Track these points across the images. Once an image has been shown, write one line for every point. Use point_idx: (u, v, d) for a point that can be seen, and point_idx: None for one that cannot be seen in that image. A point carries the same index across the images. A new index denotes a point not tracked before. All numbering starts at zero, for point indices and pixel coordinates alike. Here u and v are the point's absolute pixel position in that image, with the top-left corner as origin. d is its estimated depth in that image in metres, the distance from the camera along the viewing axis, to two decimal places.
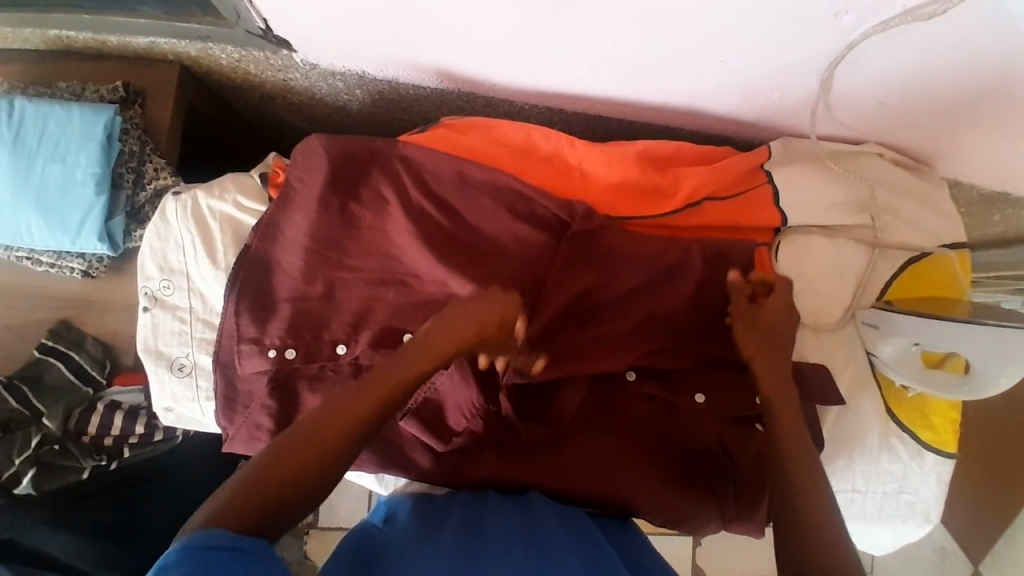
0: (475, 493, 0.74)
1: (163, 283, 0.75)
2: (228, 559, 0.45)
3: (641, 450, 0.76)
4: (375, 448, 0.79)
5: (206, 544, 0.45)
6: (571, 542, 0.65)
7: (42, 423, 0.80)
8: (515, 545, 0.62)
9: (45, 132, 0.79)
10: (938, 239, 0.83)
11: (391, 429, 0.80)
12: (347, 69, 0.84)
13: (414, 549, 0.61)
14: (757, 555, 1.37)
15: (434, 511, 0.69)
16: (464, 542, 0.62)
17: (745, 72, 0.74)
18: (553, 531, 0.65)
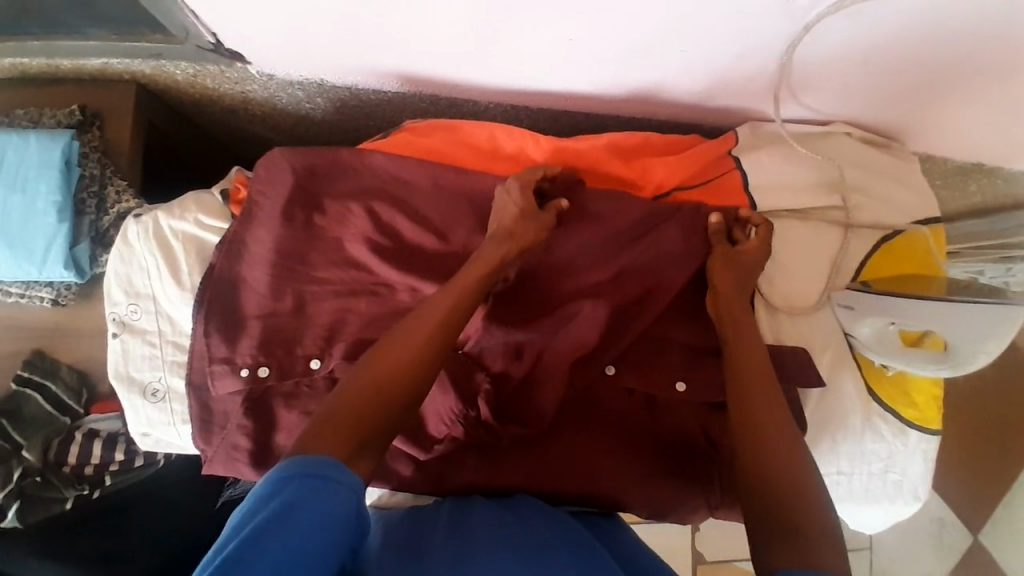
0: (460, 499, 0.74)
1: (130, 307, 0.74)
2: (320, 487, 0.47)
3: (622, 443, 0.76)
4: None
5: (303, 470, 0.48)
6: (562, 544, 0.64)
7: (22, 455, 0.78)
8: (502, 549, 0.62)
9: (2, 161, 0.78)
10: (911, 215, 0.82)
11: None
12: (305, 77, 0.83)
13: (392, 558, 0.61)
14: None
15: (422, 525, 0.69)
16: (451, 551, 0.62)
17: (706, 59, 0.73)
18: (543, 535, 0.65)
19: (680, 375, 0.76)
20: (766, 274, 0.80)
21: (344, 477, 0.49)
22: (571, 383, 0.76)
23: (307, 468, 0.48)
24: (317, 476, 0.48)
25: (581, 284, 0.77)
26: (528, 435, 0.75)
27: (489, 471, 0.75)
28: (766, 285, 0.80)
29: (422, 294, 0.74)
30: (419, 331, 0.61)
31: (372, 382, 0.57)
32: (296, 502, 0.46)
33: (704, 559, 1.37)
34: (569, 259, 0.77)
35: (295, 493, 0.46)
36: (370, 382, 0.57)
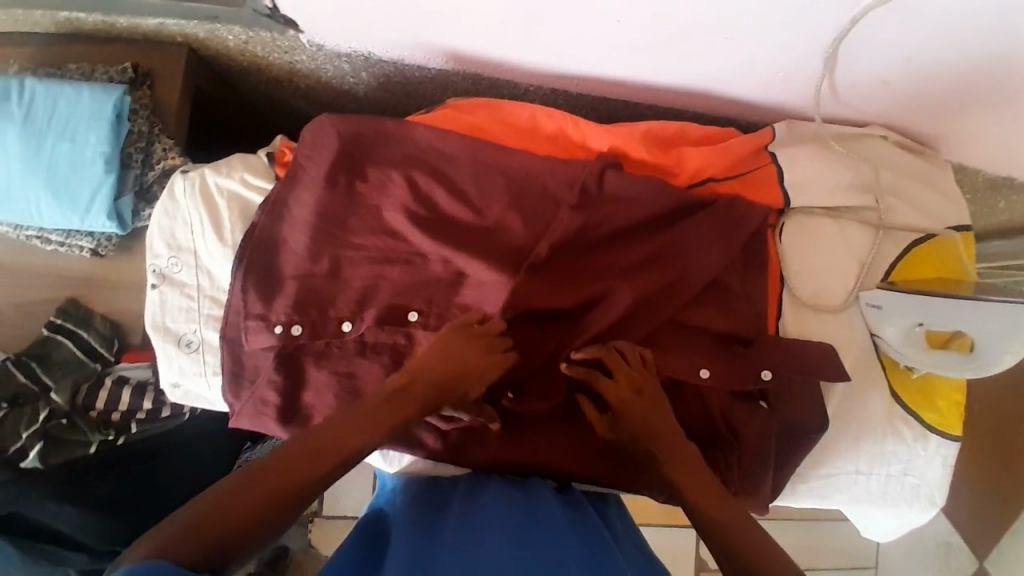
0: (477, 477, 0.76)
1: (171, 260, 0.76)
2: None
3: None
4: None
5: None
6: (569, 522, 0.68)
7: (49, 397, 0.80)
8: (514, 519, 0.66)
9: (54, 111, 0.80)
10: (942, 220, 0.82)
11: None
12: (353, 50, 0.85)
13: (412, 528, 0.66)
14: None
15: (437, 500, 0.73)
16: (464, 522, 0.66)
17: (750, 52, 0.74)
18: (553, 508, 0.69)
19: (707, 362, 0.76)
20: (795, 270, 0.81)
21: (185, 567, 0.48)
22: None
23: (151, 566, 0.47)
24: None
25: (613, 265, 0.78)
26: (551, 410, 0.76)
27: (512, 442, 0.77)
28: (794, 281, 0.81)
29: (455, 266, 0.76)
30: (314, 449, 0.61)
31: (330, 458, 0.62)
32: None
33: (706, 564, 1.39)
34: (601, 241, 0.78)
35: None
36: (234, 502, 0.56)
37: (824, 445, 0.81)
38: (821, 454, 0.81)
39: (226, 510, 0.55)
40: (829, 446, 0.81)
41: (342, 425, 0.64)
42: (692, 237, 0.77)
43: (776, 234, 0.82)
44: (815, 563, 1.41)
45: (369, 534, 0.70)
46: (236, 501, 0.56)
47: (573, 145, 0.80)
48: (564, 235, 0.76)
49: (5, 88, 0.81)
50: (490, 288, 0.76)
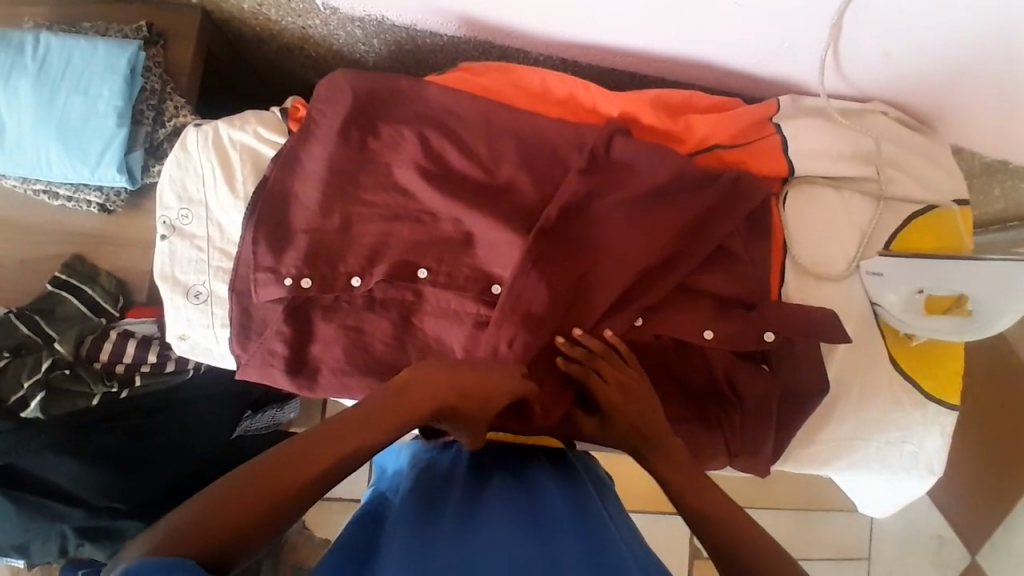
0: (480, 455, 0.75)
1: (182, 211, 0.76)
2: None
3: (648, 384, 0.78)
4: None
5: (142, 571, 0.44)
6: (572, 518, 0.65)
7: (53, 348, 0.80)
8: (513, 521, 0.63)
9: (68, 64, 0.80)
10: (941, 191, 0.84)
11: None
12: (367, 14, 0.85)
13: (411, 510, 0.64)
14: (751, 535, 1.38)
15: (438, 479, 0.71)
16: (462, 517, 0.64)
17: (758, 21, 0.75)
18: (553, 508, 0.65)
19: (713, 324, 0.77)
20: (798, 238, 0.83)
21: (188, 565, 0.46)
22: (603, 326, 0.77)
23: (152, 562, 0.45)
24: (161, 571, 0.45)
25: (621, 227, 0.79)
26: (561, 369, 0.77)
27: (517, 408, 0.77)
28: (797, 248, 0.82)
29: (465, 225, 0.77)
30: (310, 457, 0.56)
31: (343, 445, 0.58)
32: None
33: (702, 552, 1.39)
34: (611, 203, 0.78)
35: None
36: (236, 501, 0.52)
37: (826, 409, 0.82)
38: (822, 418, 0.82)
39: (218, 518, 0.51)
40: (830, 411, 0.82)
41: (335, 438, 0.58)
42: (700, 200, 0.78)
43: (780, 201, 0.83)
44: (812, 554, 1.38)
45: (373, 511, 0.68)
46: (238, 499, 0.52)
47: (582, 109, 0.82)
48: (574, 196, 0.76)
49: (20, 42, 0.81)
50: (500, 246, 0.77)
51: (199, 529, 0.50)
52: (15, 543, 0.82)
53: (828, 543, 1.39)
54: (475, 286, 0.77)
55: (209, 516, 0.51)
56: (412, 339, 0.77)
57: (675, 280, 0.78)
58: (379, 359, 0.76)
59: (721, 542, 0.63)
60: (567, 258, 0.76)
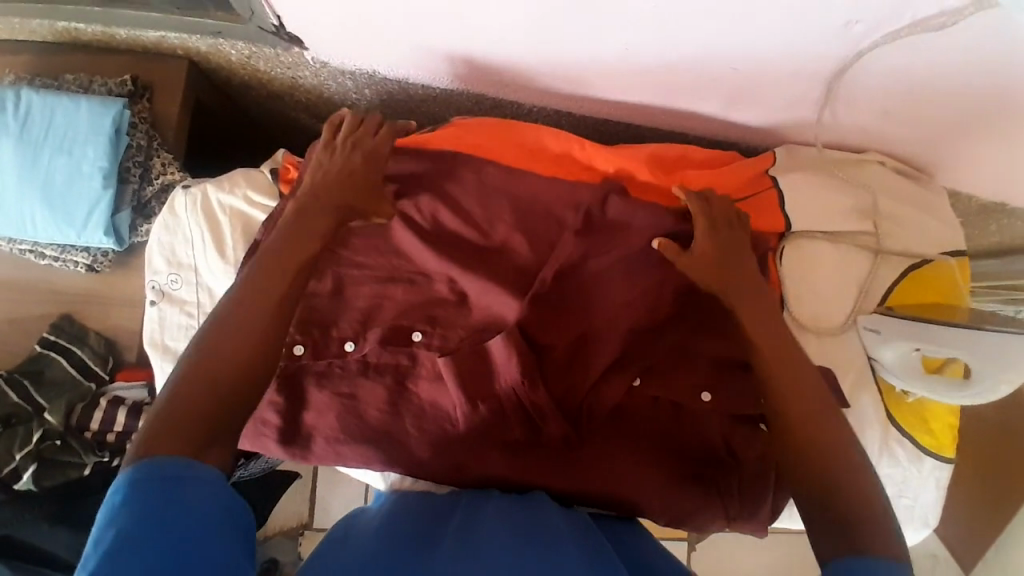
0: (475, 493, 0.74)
1: (171, 276, 0.76)
2: (168, 483, 0.48)
3: (642, 448, 0.78)
4: (379, 445, 0.75)
5: (151, 472, 0.48)
6: (572, 538, 0.65)
7: (43, 418, 0.80)
8: (509, 537, 0.63)
9: (51, 123, 0.79)
10: (938, 244, 0.84)
11: (395, 428, 0.76)
12: (358, 68, 0.84)
13: (404, 535, 0.64)
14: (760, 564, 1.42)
15: (427, 506, 0.71)
16: (457, 537, 0.63)
17: (753, 78, 0.75)
18: (554, 528, 0.65)
19: (711, 388, 0.77)
20: (796, 295, 0.82)
21: (207, 479, 0.49)
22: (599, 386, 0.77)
23: (159, 469, 0.48)
24: (172, 477, 0.48)
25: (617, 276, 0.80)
26: (563, 434, 0.77)
27: (514, 470, 0.76)
28: (794, 305, 0.82)
29: (460, 287, 0.78)
30: (238, 336, 0.58)
31: (262, 302, 0.60)
32: (151, 534, 0.45)
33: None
34: (609, 265, 0.77)
35: (150, 497, 0.47)
36: (204, 385, 0.55)
37: None
38: None
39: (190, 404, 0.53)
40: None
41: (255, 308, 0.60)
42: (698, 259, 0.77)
43: (776, 257, 0.82)
44: None
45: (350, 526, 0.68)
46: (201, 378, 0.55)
47: (577, 166, 0.80)
48: (568, 259, 0.77)
49: (1, 99, 0.79)
50: (494, 308, 0.77)
51: (180, 418, 0.52)
52: None
53: None
54: (465, 346, 0.77)
55: (182, 412, 0.52)
56: (407, 405, 0.77)
57: (670, 339, 0.78)
58: (374, 424, 0.76)
59: (841, 479, 0.56)
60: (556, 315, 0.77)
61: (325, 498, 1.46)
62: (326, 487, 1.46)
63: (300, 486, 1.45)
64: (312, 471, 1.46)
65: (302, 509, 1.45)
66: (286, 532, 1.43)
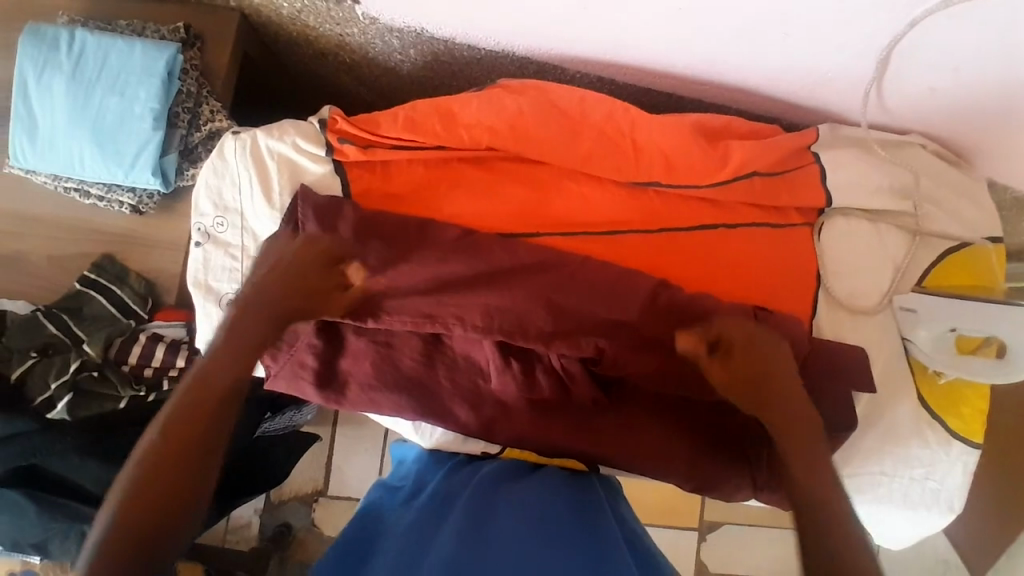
0: (505, 466, 0.79)
1: (217, 219, 0.76)
2: None
3: (667, 413, 0.79)
4: (415, 395, 0.77)
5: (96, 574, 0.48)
6: (581, 534, 0.66)
7: (81, 349, 0.81)
8: (523, 532, 0.65)
9: (105, 64, 0.80)
10: (977, 229, 0.83)
11: (431, 380, 0.77)
12: (406, 25, 0.85)
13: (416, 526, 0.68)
14: (749, 553, 1.50)
15: (448, 492, 0.75)
16: (469, 525, 0.66)
17: (803, 49, 0.74)
18: (564, 525, 0.67)
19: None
20: (833, 271, 0.82)
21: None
22: (638, 355, 0.75)
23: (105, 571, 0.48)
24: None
25: (649, 238, 0.80)
26: (593, 398, 0.78)
27: (545, 426, 0.79)
28: (831, 281, 0.82)
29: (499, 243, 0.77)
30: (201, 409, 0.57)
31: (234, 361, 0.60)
32: None
33: (708, 568, 1.50)
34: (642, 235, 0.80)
35: None
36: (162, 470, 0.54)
37: (850, 445, 0.82)
38: (848, 453, 0.82)
39: (147, 493, 0.52)
40: (850, 449, 0.82)
41: (224, 359, 0.59)
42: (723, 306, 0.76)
43: (813, 233, 0.83)
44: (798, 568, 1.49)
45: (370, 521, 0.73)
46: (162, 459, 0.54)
47: (621, 131, 0.80)
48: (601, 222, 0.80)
49: (55, 38, 0.81)
50: (533, 269, 0.76)
51: (134, 511, 0.52)
52: (33, 542, 0.85)
53: None
54: (496, 307, 0.74)
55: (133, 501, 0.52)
56: (441, 359, 0.77)
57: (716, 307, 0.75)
58: (410, 378, 0.77)
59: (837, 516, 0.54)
60: (594, 289, 0.75)
61: (340, 466, 1.47)
62: (343, 456, 1.47)
63: (316, 452, 1.46)
64: (328, 437, 1.47)
65: (317, 475, 1.46)
66: (301, 498, 1.45)
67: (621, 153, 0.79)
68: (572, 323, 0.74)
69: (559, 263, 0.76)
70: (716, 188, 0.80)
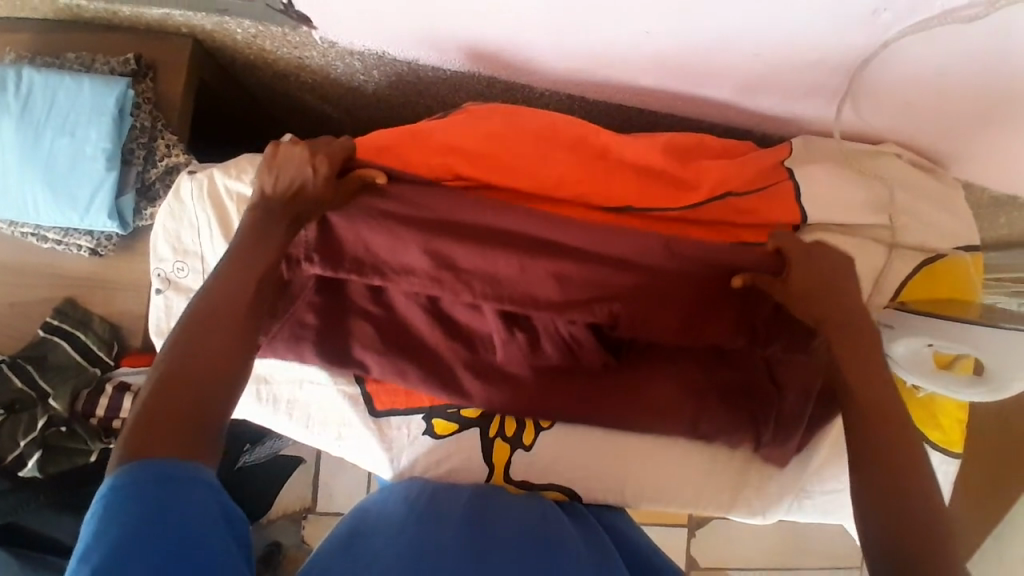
0: (493, 488, 0.77)
1: (178, 264, 0.75)
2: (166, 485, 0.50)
3: (684, 364, 0.77)
4: (418, 360, 0.76)
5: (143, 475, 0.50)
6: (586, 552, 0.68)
7: (48, 404, 0.80)
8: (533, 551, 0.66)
9: (52, 104, 0.77)
10: (951, 240, 0.83)
11: (438, 343, 0.77)
12: (367, 48, 0.82)
13: (417, 531, 0.67)
14: (734, 547, 1.52)
15: (442, 499, 0.74)
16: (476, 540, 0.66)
17: (777, 65, 0.73)
18: (572, 543, 0.69)
19: (773, 332, 0.73)
20: None
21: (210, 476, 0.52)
22: (660, 304, 0.72)
23: (154, 468, 0.50)
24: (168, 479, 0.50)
25: (648, 208, 0.78)
26: (602, 361, 0.76)
27: (558, 385, 0.77)
28: None
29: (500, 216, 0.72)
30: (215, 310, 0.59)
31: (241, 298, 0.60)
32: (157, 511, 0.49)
33: (698, 564, 1.51)
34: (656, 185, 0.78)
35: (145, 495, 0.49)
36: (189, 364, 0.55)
37: (829, 460, 0.82)
38: (827, 468, 0.82)
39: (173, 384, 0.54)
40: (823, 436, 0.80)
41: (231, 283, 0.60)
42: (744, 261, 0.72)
43: None
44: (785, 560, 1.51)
45: (353, 523, 0.71)
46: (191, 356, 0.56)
47: (592, 155, 0.78)
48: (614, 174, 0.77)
49: None
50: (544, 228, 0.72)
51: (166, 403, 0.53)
52: None
53: (807, 551, 1.53)
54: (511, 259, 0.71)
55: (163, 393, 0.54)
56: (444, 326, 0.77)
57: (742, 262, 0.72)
58: (420, 346, 0.77)
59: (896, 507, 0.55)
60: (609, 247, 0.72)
61: (328, 482, 1.47)
62: (330, 471, 1.47)
63: (302, 471, 1.45)
64: (314, 454, 1.46)
65: (306, 492, 1.45)
66: (290, 515, 1.44)
67: (594, 179, 0.77)
68: (585, 290, 0.71)
69: (566, 233, 0.72)
70: (689, 211, 0.78)
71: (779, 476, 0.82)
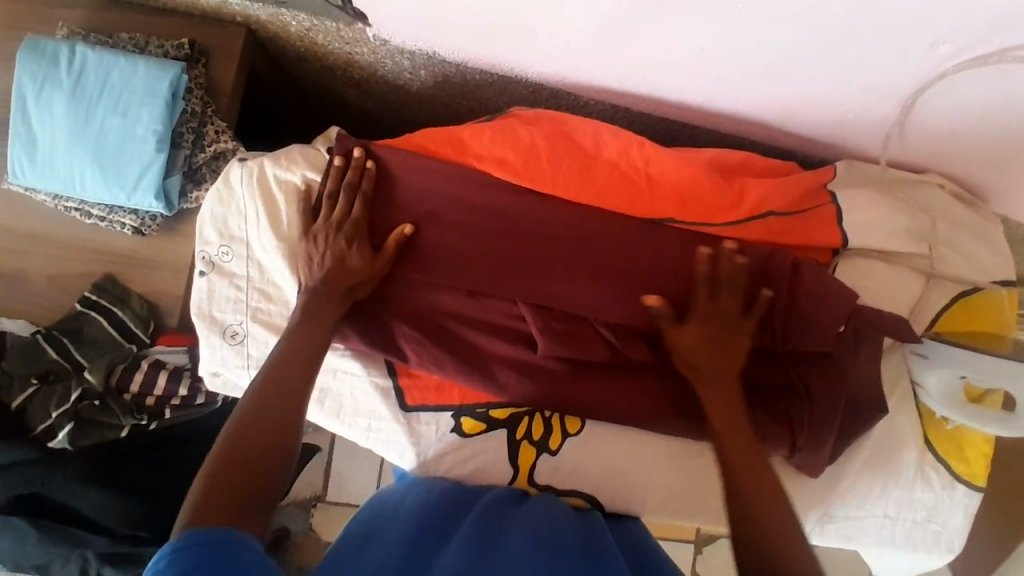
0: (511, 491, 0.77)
1: (222, 248, 0.76)
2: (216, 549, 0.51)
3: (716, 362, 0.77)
4: (455, 348, 0.76)
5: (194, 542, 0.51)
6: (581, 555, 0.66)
7: (83, 376, 0.81)
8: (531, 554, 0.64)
9: (106, 83, 0.78)
10: (989, 274, 0.83)
11: (473, 331, 0.76)
12: (418, 48, 0.83)
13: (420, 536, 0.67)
14: None
15: (452, 504, 0.74)
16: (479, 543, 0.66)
17: (826, 90, 0.73)
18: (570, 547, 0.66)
19: (796, 334, 0.74)
20: None
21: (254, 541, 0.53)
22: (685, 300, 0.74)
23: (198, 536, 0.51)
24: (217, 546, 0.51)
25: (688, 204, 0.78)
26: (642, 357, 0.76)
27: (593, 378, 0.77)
28: None
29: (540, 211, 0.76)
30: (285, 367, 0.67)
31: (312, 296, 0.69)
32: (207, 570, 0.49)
33: None
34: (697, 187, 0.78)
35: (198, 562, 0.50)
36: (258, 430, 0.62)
37: (851, 487, 0.81)
38: (849, 495, 0.82)
39: (238, 456, 0.60)
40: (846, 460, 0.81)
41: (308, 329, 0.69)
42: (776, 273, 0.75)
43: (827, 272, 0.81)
44: None
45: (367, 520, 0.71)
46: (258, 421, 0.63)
47: (636, 165, 0.78)
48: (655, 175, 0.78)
49: (55, 53, 0.78)
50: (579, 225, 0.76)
51: (235, 477, 0.59)
52: (39, 562, 0.85)
53: None
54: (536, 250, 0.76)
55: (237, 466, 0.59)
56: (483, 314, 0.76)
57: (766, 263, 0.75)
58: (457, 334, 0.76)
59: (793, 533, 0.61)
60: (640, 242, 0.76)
61: (340, 473, 1.46)
62: (343, 462, 1.47)
63: (316, 461, 1.45)
64: (328, 444, 1.46)
65: (317, 481, 1.45)
66: (300, 503, 1.42)
67: (636, 190, 0.78)
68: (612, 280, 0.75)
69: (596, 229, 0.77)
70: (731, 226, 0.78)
71: (802, 499, 0.81)
